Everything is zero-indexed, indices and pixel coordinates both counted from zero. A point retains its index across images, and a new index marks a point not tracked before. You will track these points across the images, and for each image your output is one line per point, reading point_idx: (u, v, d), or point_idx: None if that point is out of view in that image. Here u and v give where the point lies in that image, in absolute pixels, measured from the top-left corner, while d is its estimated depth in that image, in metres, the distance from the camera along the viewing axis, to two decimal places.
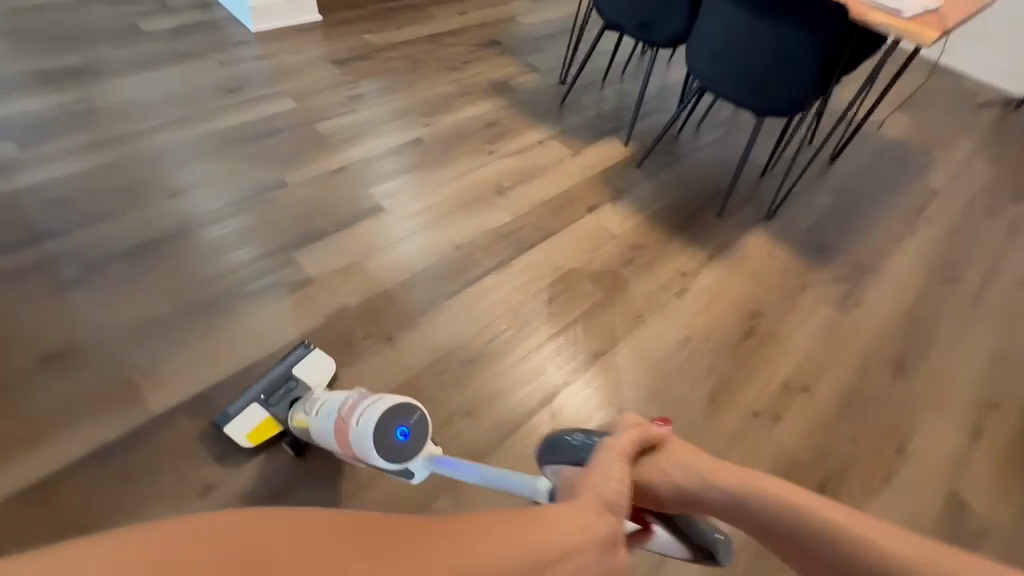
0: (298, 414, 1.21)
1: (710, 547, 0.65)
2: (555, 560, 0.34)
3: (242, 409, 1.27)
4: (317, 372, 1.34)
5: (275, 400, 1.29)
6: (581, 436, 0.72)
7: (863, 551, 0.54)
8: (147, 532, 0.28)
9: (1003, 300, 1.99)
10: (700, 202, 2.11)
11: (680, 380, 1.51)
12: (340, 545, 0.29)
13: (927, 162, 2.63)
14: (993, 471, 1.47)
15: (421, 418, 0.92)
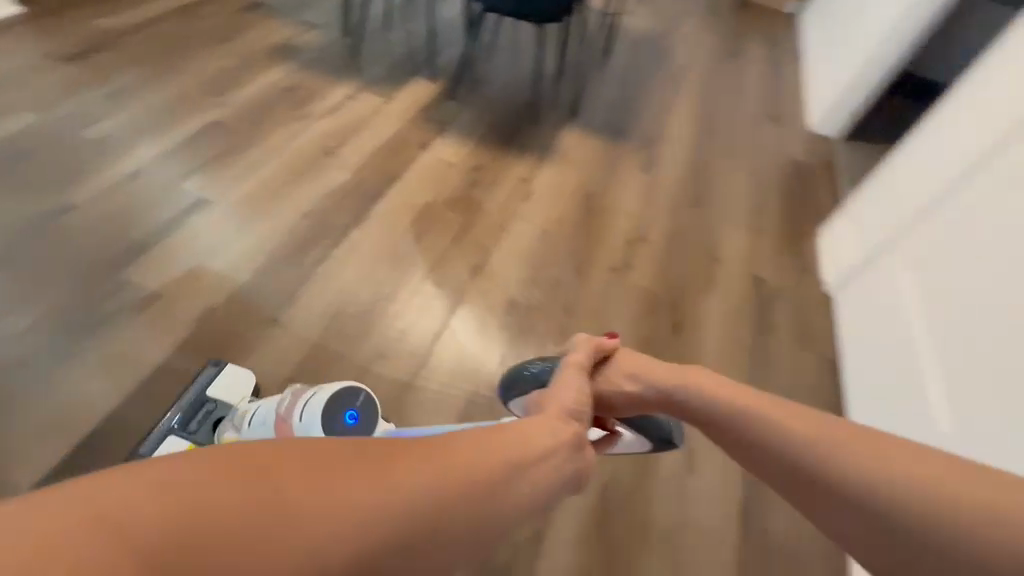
0: (225, 434, 1.12)
1: (669, 436, 0.89)
2: (537, 454, 0.51)
3: (159, 445, 1.16)
4: (238, 386, 1.25)
5: (195, 426, 1.19)
6: (538, 364, 0.91)
7: (801, 447, 0.64)
8: (253, 445, 0.38)
9: (746, 133, 2.59)
10: (514, 116, 2.32)
11: (549, 263, 1.74)
12: (394, 454, 0.42)
13: (669, 43, 3.18)
14: (773, 249, 2.01)
15: (367, 398, 1.01)
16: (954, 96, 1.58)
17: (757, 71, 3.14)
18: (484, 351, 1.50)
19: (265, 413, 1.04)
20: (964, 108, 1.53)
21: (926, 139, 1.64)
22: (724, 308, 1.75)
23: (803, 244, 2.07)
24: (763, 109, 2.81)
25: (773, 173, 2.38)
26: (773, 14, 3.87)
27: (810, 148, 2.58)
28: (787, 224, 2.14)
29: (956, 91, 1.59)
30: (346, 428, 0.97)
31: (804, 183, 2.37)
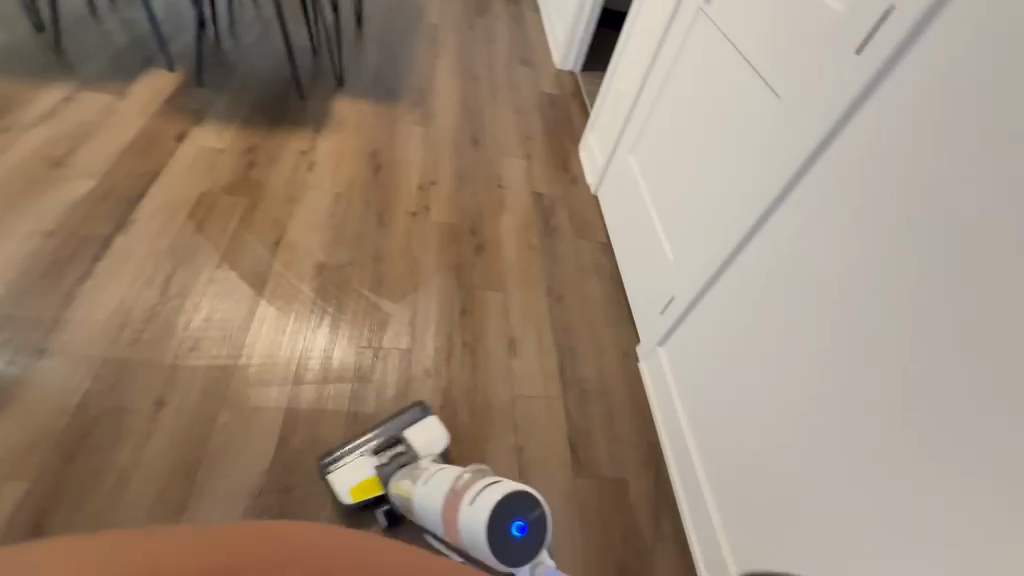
0: (402, 482, 1.16)
1: None
2: None
3: (348, 460, 1.22)
4: (432, 438, 1.27)
5: (385, 459, 1.23)
6: None
7: None
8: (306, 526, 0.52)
9: (505, 77, 2.90)
10: (278, 93, 2.25)
11: (350, 223, 1.80)
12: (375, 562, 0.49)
13: (421, 6, 3.33)
14: (546, 169, 2.34)
15: (540, 515, 0.94)
16: (636, 15, 2.01)
17: (504, 22, 3.47)
18: (304, 314, 1.52)
19: (447, 478, 1.07)
20: (642, 23, 1.96)
21: (628, 53, 2.06)
22: (515, 224, 2.02)
23: (569, 159, 2.44)
24: (515, 55, 3.15)
25: (534, 107, 2.72)
26: None
27: (559, 84, 3.00)
28: (553, 147, 2.49)
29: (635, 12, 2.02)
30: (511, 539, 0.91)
31: (560, 112, 2.77)
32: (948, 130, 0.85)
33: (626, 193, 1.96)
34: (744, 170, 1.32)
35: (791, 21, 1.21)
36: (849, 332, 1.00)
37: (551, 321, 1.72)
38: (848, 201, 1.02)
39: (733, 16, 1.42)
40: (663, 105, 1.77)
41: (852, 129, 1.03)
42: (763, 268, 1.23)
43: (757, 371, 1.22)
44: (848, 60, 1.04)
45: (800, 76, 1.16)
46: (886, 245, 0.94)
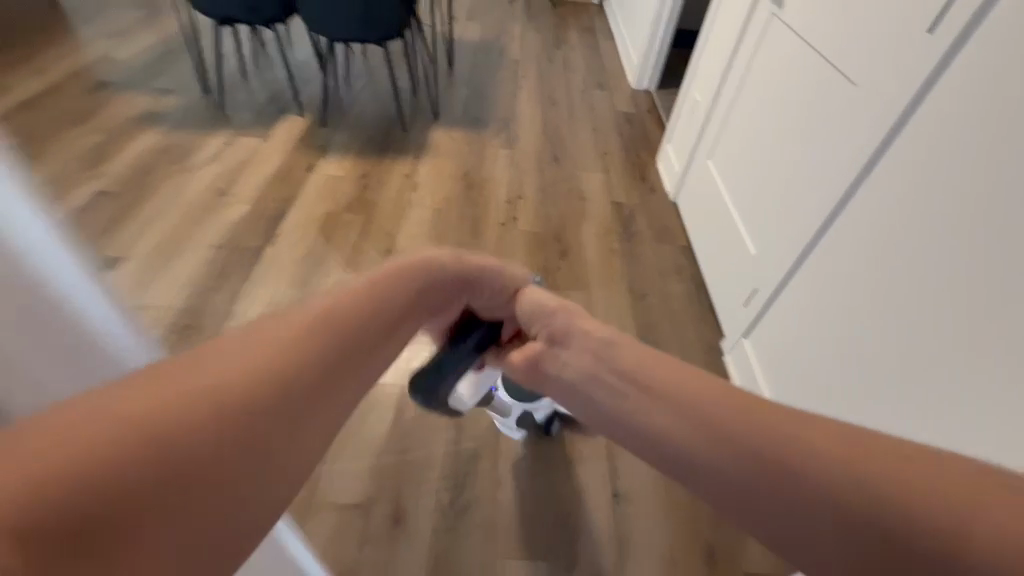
0: None
1: None
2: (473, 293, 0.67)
3: None
4: None
5: None
6: None
7: None
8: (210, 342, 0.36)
9: (583, 101, 3.10)
10: (385, 129, 2.61)
11: (447, 232, 2.04)
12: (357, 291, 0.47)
13: (502, 45, 3.66)
14: (624, 180, 2.46)
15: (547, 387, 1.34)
16: (711, 29, 2.09)
17: (580, 52, 3.72)
18: None
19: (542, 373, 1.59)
20: (716, 36, 2.04)
21: (703, 66, 2.15)
22: (595, 231, 2.15)
23: (646, 170, 2.54)
24: (591, 80, 3.36)
25: (611, 126, 2.88)
26: (582, 8, 4.57)
27: (635, 103, 3.15)
28: (631, 160, 2.61)
29: (708, 26, 2.11)
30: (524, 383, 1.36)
31: (636, 128, 2.90)
32: (988, 123, 0.92)
33: (705, 198, 2.02)
34: (819, 163, 1.36)
35: (862, 17, 1.26)
36: (923, 306, 1.01)
37: (632, 317, 1.81)
38: (927, 174, 1.04)
39: (803, 21, 1.48)
40: (738, 111, 1.84)
41: (925, 109, 1.06)
42: (821, 263, 1.32)
43: (816, 357, 1.29)
44: (918, 41, 1.08)
45: (871, 67, 1.21)
46: (926, 235, 1.02)
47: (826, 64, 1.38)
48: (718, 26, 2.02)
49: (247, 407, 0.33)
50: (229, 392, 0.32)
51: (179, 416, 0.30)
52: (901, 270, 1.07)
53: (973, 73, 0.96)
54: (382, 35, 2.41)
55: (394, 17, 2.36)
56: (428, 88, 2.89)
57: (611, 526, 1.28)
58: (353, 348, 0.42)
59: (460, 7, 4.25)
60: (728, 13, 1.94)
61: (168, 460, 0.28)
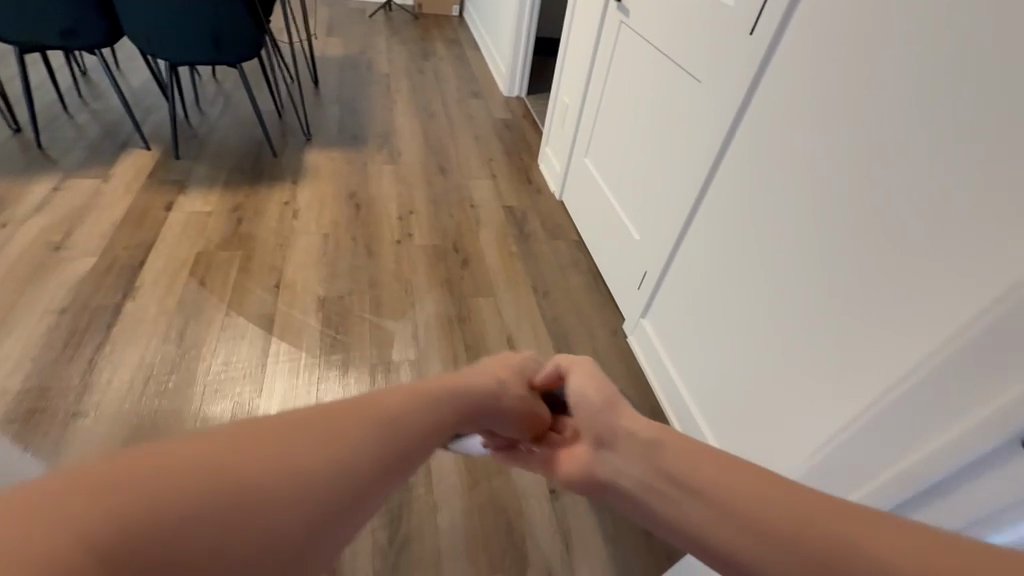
0: None
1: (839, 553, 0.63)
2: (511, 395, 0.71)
3: None
4: None
5: None
6: None
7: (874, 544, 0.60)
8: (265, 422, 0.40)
9: (459, 110, 3.14)
10: (253, 156, 2.41)
11: (340, 258, 1.96)
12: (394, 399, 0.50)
13: (369, 60, 3.57)
14: (511, 184, 2.54)
15: None
16: (569, 37, 2.23)
17: (449, 63, 3.77)
18: (315, 341, 1.63)
19: None
20: (575, 43, 2.17)
21: (568, 73, 2.28)
22: (492, 237, 2.18)
23: (529, 172, 2.65)
24: (463, 89, 3.41)
25: (490, 133, 2.95)
26: (444, 21, 4.61)
27: (510, 110, 3.26)
28: (514, 163, 2.70)
29: (566, 35, 2.24)
30: None
31: (515, 133, 3.00)
32: (809, 97, 1.09)
33: (588, 193, 2.14)
34: (683, 152, 1.51)
35: (696, 23, 1.42)
36: (788, 257, 1.15)
37: (540, 314, 1.87)
38: (768, 145, 1.20)
39: (649, 27, 1.64)
40: (607, 109, 1.96)
41: (764, 91, 1.21)
42: (698, 236, 1.46)
43: (709, 321, 1.42)
44: (743, 40, 1.26)
45: (712, 64, 1.37)
46: (778, 197, 1.17)
47: (674, 64, 1.54)
48: (575, 34, 2.16)
49: (300, 474, 0.37)
50: (282, 453, 0.37)
51: (241, 457, 0.35)
52: (766, 228, 1.21)
53: (790, 60, 1.14)
54: (234, 57, 2.22)
55: (246, 36, 2.19)
56: (295, 108, 2.72)
57: (550, 519, 1.31)
58: (391, 438, 0.45)
59: (317, 22, 4.07)
60: (583, 21, 2.08)
61: (232, 510, 0.32)
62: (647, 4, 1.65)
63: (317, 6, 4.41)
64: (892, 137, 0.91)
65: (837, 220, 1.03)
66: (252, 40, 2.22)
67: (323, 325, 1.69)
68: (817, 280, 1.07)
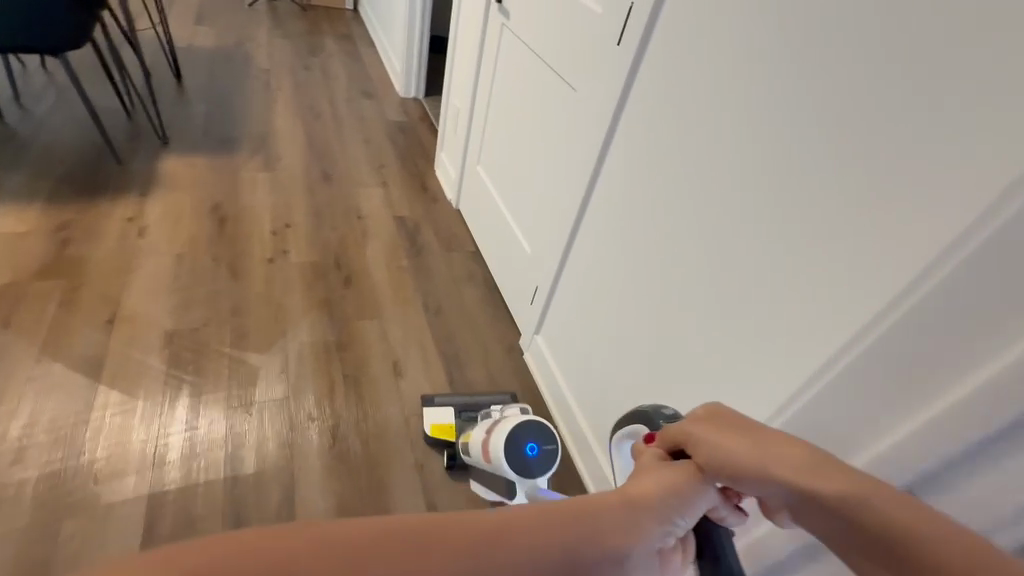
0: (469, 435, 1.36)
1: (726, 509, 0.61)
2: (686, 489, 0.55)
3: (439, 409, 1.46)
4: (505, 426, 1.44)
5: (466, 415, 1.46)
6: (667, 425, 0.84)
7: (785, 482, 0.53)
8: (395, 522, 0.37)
9: (347, 111, 2.91)
10: (89, 162, 2.05)
11: (197, 283, 1.70)
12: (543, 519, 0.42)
13: (246, 53, 3.23)
14: (403, 193, 2.37)
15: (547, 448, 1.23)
16: (456, 39, 2.11)
17: (339, 60, 3.50)
18: (157, 385, 1.39)
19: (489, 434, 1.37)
20: (461, 45, 2.07)
21: (456, 76, 2.17)
22: (381, 250, 2.02)
23: (424, 179, 2.50)
24: (354, 88, 3.18)
25: (382, 136, 2.77)
26: (335, 14, 4.32)
27: (404, 112, 3.09)
28: (407, 170, 2.54)
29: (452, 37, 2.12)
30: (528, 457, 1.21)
31: (409, 137, 2.85)
32: (681, 110, 1.05)
33: (481, 201, 2.05)
34: (564, 162, 1.46)
35: (568, 29, 1.37)
36: (670, 271, 1.11)
37: (431, 334, 1.75)
38: (645, 157, 1.16)
39: (528, 32, 1.57)
40: (495, 114, 1.87)
41: (635, 100, 1.18)
42: (585, 250, 1.42)
43: (600, 336, 1.38)
44: (612, 50, 1.22)
45: (586, 72, 1.32)
46: (658, 210, 1.14)
47: (551, 71, 1.48)
48: (461, 35, 2.05)
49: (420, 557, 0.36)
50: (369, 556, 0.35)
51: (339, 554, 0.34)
52: (648, 243, 1.17)
53: (661, 71, 1.10)
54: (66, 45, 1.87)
55: (66, 22, 1.83)
56: (146, 105, 2.36)
57: None
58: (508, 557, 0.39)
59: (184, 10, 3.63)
60: (467, 22, 1.98)
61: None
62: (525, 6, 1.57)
63: None
64: (763, 148, 0.88)
65: (713, 233, 1.00)
66: (76, 25, 1.87)
67: (169, 363, 1.45)
68: (702, 293, 1.04)
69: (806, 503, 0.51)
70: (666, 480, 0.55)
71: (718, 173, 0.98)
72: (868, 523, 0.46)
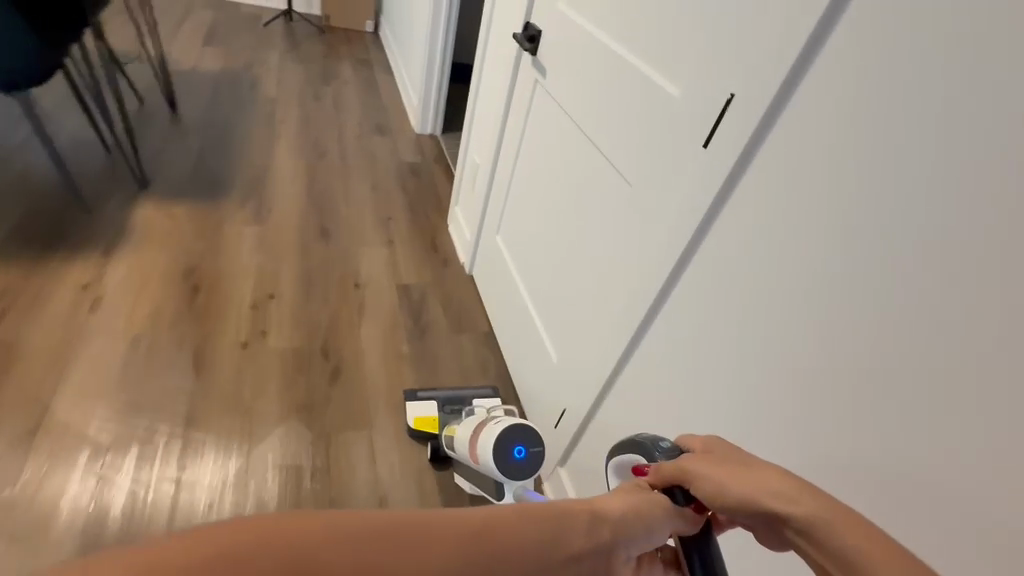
0: (451, 426, 1.39)
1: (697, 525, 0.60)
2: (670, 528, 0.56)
3: (421, 402, 1.50)
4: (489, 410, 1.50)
5: (449, 408, 1.48)
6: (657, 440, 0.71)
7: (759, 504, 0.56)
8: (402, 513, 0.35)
9: (356, 150, 2.63)
10: (48, 210, 1.76)
11: (151, 378, 1.41)
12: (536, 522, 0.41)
13: (252, 77, 2.97)
14: (410, 254, 2.07)
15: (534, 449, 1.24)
16: (478, 86, 1.84)
17: (353, 88, 3.24)
18: (74, 537, 1.13)
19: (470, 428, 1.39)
20: (484, 94, 1.79)
21: (475, 126, 1.91)
22: (379, 330, 1.72)
23: (435, 237, 2.20)
24: (367, 123, 2.91)
25: (392, 182, 2.48)
26: (356, 37, 4.09)
27: (420, 151, 2.81)
28: (416, 225, 2.24)
29: (474, 83, 1.86)
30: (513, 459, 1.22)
31: (423, 183, 2.56)
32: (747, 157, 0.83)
33: (500, 277, 1.75)
34: (611, 267, 1.16)
35: (629, 108, 1.08)
36: (714, 340, 0.90)
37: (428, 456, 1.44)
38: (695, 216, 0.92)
39: (568, 97, 1.28)
40: (519, 181, 1.59)
41: (726, 223, 0.88)
42: (634, 388, 1.10)
43: None
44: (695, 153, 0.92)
45: (653, 166, 1.02)
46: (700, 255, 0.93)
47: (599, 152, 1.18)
48: (486, 83, 1.77)
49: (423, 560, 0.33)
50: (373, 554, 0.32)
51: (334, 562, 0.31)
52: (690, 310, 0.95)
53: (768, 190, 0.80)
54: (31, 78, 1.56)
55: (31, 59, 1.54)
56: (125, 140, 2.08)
57: None
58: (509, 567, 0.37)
59: (194, 28, 3.42)
60: (494, 70, 1.69)
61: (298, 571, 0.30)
62: (570, 69, 1.27)
63: (197, 7, 3.73)
64: (809, 178, 0.74)
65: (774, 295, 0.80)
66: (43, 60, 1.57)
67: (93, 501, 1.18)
68: (753, 368, 0.84)
69: (779, 528, 0.55)
70: (628, 505, 0.53)
71: (785, 223, 0.78)
72: (835, 547, 0.51)
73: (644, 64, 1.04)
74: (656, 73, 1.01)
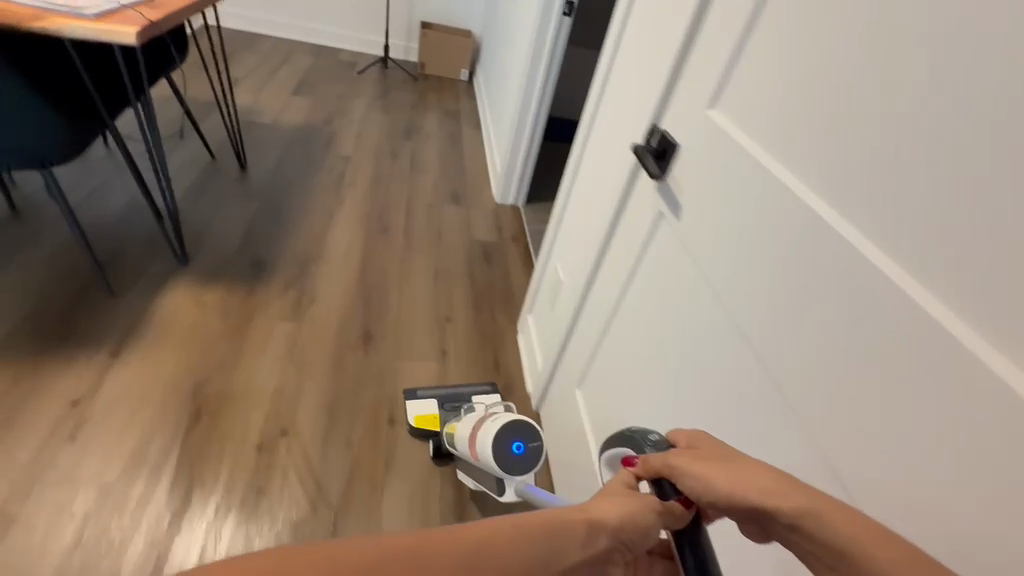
0: (450, 424, 1.36)
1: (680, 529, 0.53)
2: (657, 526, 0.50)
3: (422, 399, 1.51)
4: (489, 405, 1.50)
5: (449, 405, 1.48)
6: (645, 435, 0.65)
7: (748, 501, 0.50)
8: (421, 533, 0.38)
9: (424, 223, 2.31)
10: (71, 291, 1.57)
11: (104, 559, 1.09)
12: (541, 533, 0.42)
13: (332, 133, 2.80)
14: (464, 375, 1.66)
15: (537, 445, 1.16)
16: (575, 177, 1.43)
17: (435, 145, 2.97)
18: None
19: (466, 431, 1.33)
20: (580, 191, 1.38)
21: (563, 225, 1.50)
22: (406, 499, 1.31)
23: (498, 352, 1.78)
24: (443, 188, 2.59)
25: (458, 267, 2.11)
26: (449, 85, 3.89)
27: (496, 227, 2.44)
28: (478, 331, 1.84)
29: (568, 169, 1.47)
30: (515, 454, 1.14)
31: (493, 269, 2.17)
32: None
33: (578, 450, 1.28)
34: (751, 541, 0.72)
35: (808, 280, 0.64)
36: None
37: None
38: None
39: (717, 259, 0.81)
40: (616, 334, 1.13)
41: None
42: None
43: None
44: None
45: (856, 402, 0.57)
46: None
47: (768, 372, 0.70)
48: (585, 178, 1.35)
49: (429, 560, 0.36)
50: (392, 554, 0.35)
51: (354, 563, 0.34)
52: None
53: None
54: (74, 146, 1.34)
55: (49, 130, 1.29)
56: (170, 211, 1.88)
57: None
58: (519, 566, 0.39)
59: (288, 77, 3.37)
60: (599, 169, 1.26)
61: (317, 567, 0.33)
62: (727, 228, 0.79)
63: (297, 55, 3.72)
64: None
65: None
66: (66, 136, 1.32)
67: None
68: None
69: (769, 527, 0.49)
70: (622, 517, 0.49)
71: None
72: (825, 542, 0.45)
73: (833, 210, 0.62)
74: (862, 232, 0.58)
